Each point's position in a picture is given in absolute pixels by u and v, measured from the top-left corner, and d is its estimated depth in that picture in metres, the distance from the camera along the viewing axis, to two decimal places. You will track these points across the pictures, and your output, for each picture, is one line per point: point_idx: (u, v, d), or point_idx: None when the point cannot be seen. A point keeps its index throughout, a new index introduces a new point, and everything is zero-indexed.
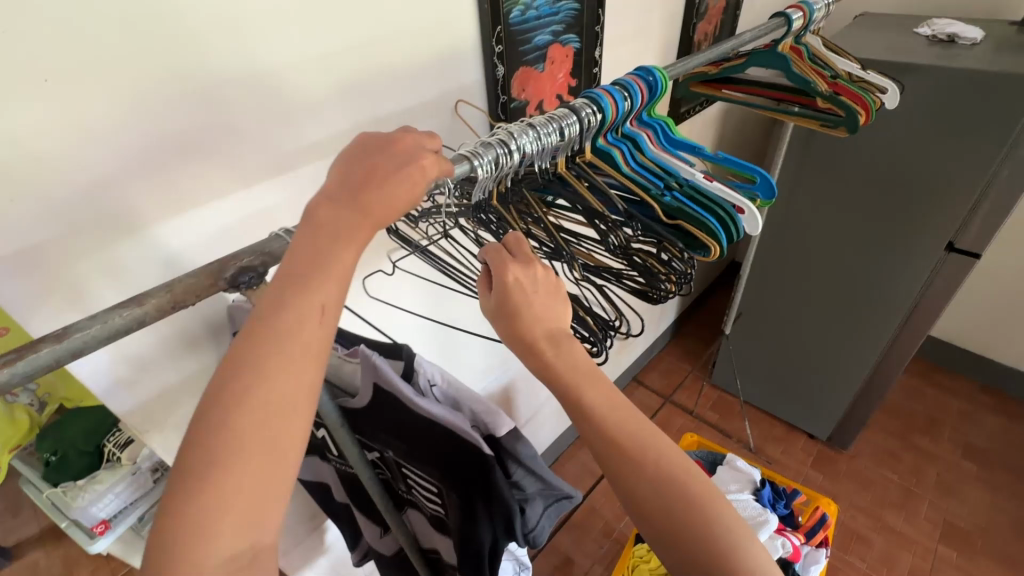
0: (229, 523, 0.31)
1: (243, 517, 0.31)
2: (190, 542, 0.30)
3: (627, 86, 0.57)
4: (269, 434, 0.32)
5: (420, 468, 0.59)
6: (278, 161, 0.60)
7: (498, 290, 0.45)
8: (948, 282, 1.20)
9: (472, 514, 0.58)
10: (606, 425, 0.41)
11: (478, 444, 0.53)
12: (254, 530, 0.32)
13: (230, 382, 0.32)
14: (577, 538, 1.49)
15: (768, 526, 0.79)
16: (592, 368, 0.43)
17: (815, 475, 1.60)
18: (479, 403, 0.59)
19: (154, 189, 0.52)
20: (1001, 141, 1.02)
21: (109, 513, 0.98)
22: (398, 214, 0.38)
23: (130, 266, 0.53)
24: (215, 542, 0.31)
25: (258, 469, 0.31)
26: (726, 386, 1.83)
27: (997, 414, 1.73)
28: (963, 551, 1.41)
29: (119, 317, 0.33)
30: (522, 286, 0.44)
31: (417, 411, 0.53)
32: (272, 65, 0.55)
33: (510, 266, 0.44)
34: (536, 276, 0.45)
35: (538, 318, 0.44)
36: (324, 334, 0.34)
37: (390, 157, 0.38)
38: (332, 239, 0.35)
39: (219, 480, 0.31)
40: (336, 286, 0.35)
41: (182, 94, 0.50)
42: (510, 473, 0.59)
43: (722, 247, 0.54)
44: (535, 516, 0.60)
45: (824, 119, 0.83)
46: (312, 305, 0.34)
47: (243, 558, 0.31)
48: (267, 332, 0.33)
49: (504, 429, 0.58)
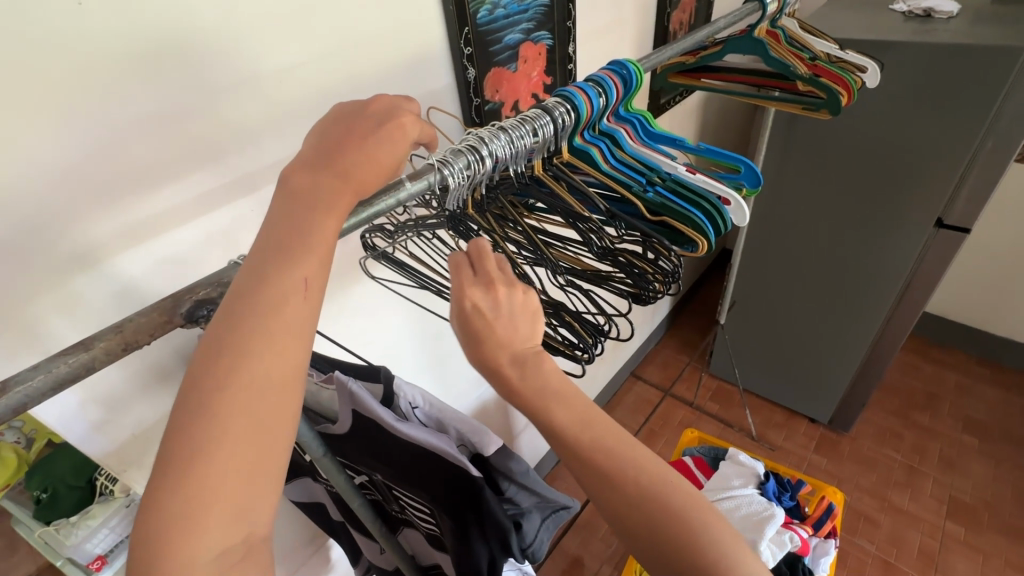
0: (217, 515, 0.28)
1: (233, 508, 0.29)
2: (174, 537, 0.28)
3: (600, 82, 0.55)
4: (259, 416, 0.30)
5: (410, 490, 0.57)
6: (241, 180, 0.58)
7: (457, 315, 0.42)
8: (938, 259, 1.19)
9: (465, 535, 0.56)
10: (583, 444, 0.39)
11: (465, 466, 0.51)
12: (247, 520, 0.29)
13: (203, 384, 0.29)
14: (584, 539, 1.47)
15: (774, 520, 0.76)
16: (563, 387, 0.41)
17: (819, 458, 1.59)
18: (464, 423, 0.57)
19: (108, 218, 0.49)
20: (983, 113, 1.01)
21: (103, 548, 0.93)
22: (383, 170, 0.37)
23: (88, 299, 0.51)
24: (204, 534, 0.28)
25: (244, 457, 0.29)
26: (724, 375, 1.82)
27: (995, 386, 1.73)
28: (970, 526, 1.41)
29: (64, 364, 0.31)
30: (481, 312, 0.42)
31: (400, 436, 0.51)
32: (228, 83, 0.53)
33: (468, 290, 0.42)
34: (496, 300, 0.42)
35: (503, 343, 0.41)
36: (308, 312, 0.32)
37: (368, 119, 0.38)
38: (276, 252, 0.32)
39: (198, 475, 0.28)
40: (319, 261, 0.33)
41: (131, 119, 0.48)
42: (502, 489, 0.57)
43: (711, 240, 0.52)
44: (533, 532, 0.57)
45: (806, 102, 0.81)
46: (284, 329, 0.31)
47: (238, 550, 0.29)
48: (218, 357, 0.30)
49: (492, 448, 0.56)
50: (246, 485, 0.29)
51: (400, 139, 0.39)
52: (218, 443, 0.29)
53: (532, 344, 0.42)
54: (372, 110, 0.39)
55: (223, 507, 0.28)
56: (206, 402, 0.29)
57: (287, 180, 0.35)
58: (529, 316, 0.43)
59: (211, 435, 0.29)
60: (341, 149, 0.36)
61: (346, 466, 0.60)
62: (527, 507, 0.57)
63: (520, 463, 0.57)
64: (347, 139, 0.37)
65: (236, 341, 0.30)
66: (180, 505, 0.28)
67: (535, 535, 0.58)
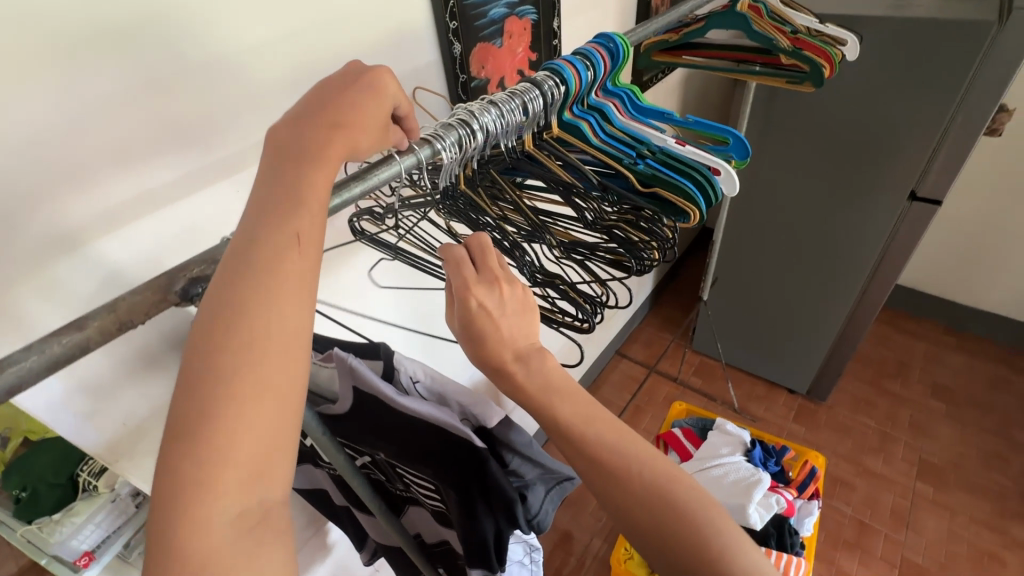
0: (230, 480, 0.28)
1: (245, 472, 0.28)
2: (187, 502, 0.27)
3: (587, 55, 0.55)
4: (265, 376, 0.29)
5: (414, 466, 0.57)
6: (223, 160, 0.56)
7: (459, 311, 0.42)
8: (911, 231, 1.23)
9: (472, 507, 0.56)
10: (586, 435, 0.40)
11: (468, 436, 0.52)
12: (259, 485, 0.29)
13: (202, 352, 0.29)
14: (575, 514, 1.51)
15: (762, 484, 0.80)
16: (565, 381, 0.41)
17: (797, 427, 1.65)
18: (466, 396, 0.58)
19: (87, 200, 0.47)
20: (955, 87, 1.04)
21: (91, 544, 0.87)
22: (370, 126, 0.37)
23: (69, 285, 0.48)
24: (218, 501, 0.28)
25: (252, 419, 0.29)
26: (706, 351, 1.86)
27: (961, 353, 1.81)
28: (938, 485, 1.48)
29: (57, 345, 0.30)
30: (487, 311, 0.41)
31: (402, 411, 0.52)
32: (207, 59, 0.51)
33: (473, 287, 0.41)
34: (502, 297, 0.42)
35: (505, 340, 0.41)
36: (304, 268, 0.32)
37: (348, 80, 0.37)
38: (270, 211, 0.32)
39: (209, 438, 0.28)
40: (309, 217, 0.32)
41: (105, 95, 0.46)
42: (508, 464, 0.58)
43: (701, 210, 0.53)
44: (540, 501, 0.59)
45: (789, 76, 0.82)
46: (284, 286, 0.31)
47: (253, 515, 0.29)
48: (218, 326, 0.29)
49: (494, 419, 0.57)
50: (255, 449, 0.29)
51: (384, 97, 0.38)
52: (227, 405, 0.28)
53: (533, 342, 0.42)
54: (359, 80, 0.37)
55: (235, 472, 0.28)
56: (208, 377, 0.29)
57: (272, 144, 0.34)
58: (528, 312, 0.43)
59: (220, 408, 0.28)
60: (324, 109, 0.35)
61: (347, 447, 0.60)
62: (534, 478, 0.58)
63: (525, 436, 0.58)
64: (330, 100, 0.36)
65: (234, 303, 0.30)
66: (179, 485, 0.28)
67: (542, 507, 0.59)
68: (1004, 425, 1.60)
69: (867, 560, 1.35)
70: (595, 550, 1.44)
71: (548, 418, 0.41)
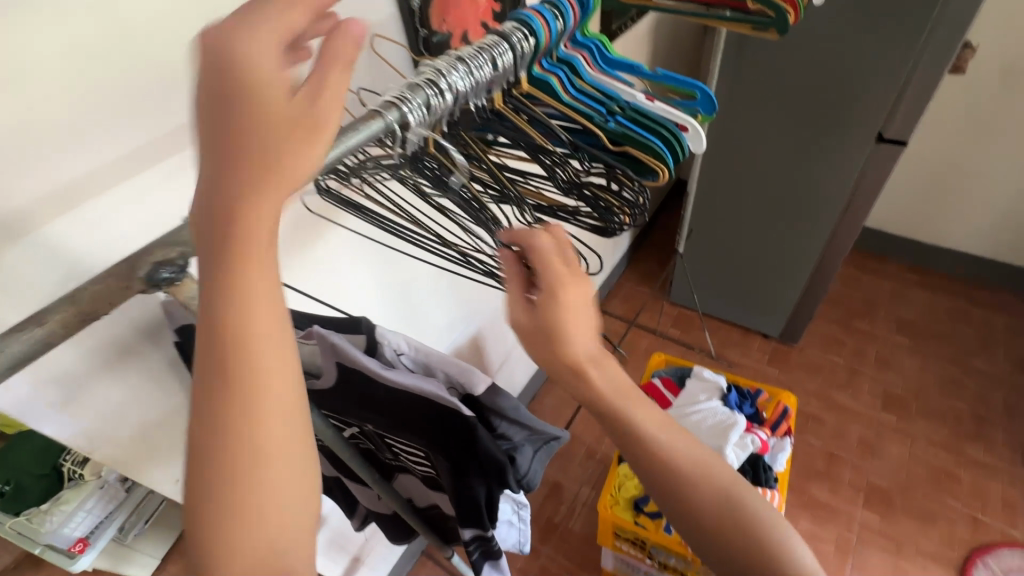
0: (257, 516, 0.31)
1: (272, 504, 0.31)
2: (224, 534, 0.31)
3: (557, 3, 0.52)
4: (262, 413, 0.30)
5: (402, 436, 0.58)
6: (174, 134, 0.53)
7: (544, 302, 0.45)
8: (878, 173, 1.25)
9: (463, 473, 0.57)
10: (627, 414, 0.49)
11: (457, 406, 0.52)
12: (286, 511, 0.32)
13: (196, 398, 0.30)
14: (563, 465, 1.57)
15: (737, 426, 0.84)
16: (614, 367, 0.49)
17: (771, 370, 1.72)
18: (452, 365, 0.57)
19: (30, 185, 0.45)
20: (922, 24, 1.03)
21: (83, 530, 0.90)
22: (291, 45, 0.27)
23: (21, 276, 0.46)
24: (251, 533, 0.31)
25: (266, 461, 0.31)
26: (683, 302, 1.90)
27: (925, 290, 1.88)
28: (901, 415, 1.57)
29: (20, 342, 0.30)
30: (574, 304, 0.45)
31: (388, 384, 0.51)
32: (142, 22, 0.47)
33: (567, 283, 0.45)
34: (585, 288, 0.45)
35: (580, 331, 0.46)
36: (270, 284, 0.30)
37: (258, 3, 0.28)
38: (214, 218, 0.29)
39: (226, 482, 0.30)
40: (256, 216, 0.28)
41: (34, 67, 0.42)
42: (497, 429, 0.59)
43: (671, 169, 0.53)
44: (530, 462, 0.61)
45: (755, 21, 0.79)
46: (260, 312, 0.30)
47: (278, 542, 0.32)
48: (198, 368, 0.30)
49: (481, 387, 0.57)
50: (277, 481, 0.31)
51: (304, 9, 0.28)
52: (237, 448, 0.30)
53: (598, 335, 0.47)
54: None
55: (261, 508, 0.31)
56: (205, 423, 0.30)
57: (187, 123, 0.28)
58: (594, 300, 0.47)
59: (231, 452, 0.30)
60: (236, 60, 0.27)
61: (334, 420, 0.60)
62: (522, 441, 0.60)
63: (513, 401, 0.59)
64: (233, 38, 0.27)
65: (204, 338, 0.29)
66: (225, 462, 0.30)
67: (532, 468, 0.61)
68: (961, 354, 1.70)
69: (836, 487, 1.45)
70: (584, 497, 1.51)
71: (607, 403, 0.48)
